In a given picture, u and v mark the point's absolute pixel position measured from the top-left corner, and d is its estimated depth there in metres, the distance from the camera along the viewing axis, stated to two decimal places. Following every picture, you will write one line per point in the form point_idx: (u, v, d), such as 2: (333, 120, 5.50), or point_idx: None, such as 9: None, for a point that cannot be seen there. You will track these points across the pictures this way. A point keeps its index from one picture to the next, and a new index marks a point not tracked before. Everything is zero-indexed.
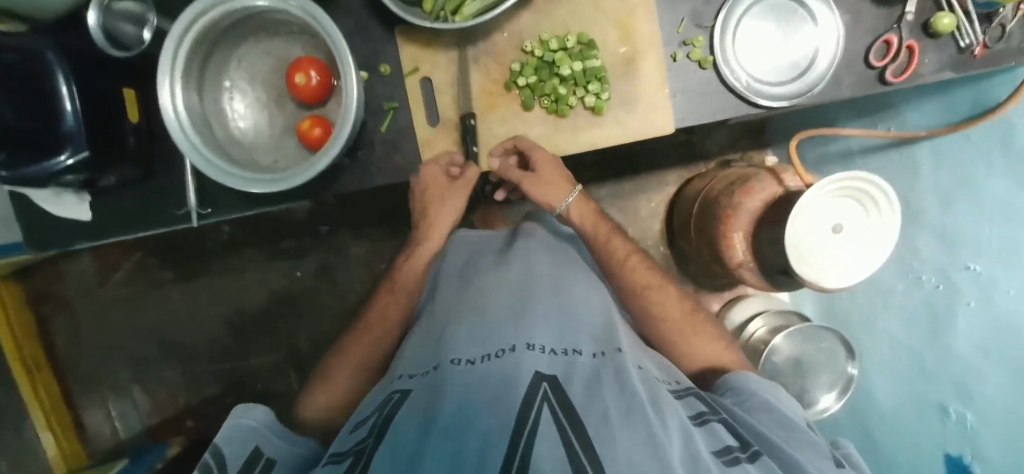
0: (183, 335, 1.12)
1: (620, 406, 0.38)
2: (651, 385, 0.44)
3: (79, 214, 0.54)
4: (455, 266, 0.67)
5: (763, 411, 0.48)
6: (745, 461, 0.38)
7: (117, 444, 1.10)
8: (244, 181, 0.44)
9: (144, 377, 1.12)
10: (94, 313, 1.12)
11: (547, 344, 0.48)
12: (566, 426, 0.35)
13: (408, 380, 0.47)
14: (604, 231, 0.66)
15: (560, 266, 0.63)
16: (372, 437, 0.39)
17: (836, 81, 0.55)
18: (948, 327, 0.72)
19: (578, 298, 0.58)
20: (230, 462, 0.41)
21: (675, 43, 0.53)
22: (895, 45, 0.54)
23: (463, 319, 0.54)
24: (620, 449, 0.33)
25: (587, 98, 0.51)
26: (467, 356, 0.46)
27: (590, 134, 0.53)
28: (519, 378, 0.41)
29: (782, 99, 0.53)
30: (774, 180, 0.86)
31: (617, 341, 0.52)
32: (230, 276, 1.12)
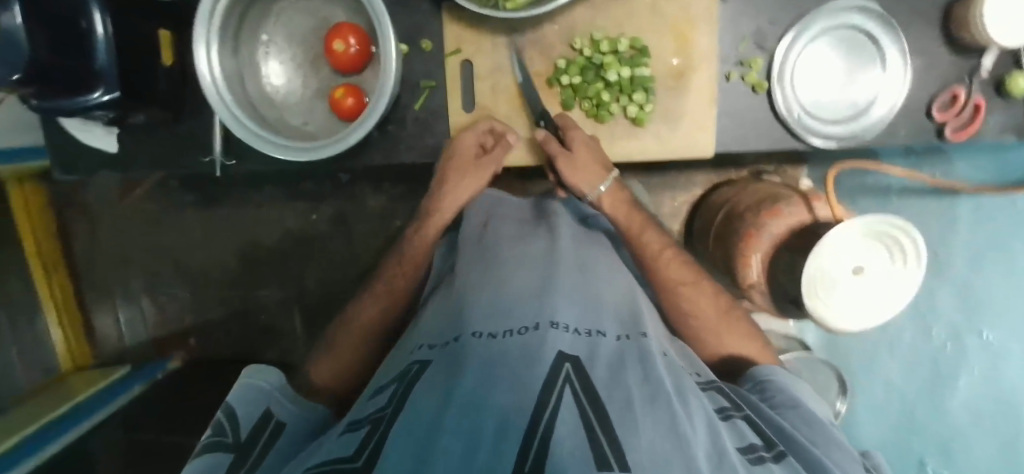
0: (195, 258, 1.15)
1: (646, 394, 0.31)
2: (676, 375, 0.37)
3: (105, 145, 0.55)
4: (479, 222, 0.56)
5: (785, 405, 0.43)
6: (769, 462, 0.32)
7: (122, 350, 1.16)
8: (268, 146, 0.45)
9: (155, 292, 1.16)
10: (111, 223, 1.13)
11: (571, 321, 0.38)
12: (587, 410, 0.27)
13: (427, 351, 0.38)
14: (637, 222, 0.55)
15: (585, 239, 0.54)
16: (392, 405, 0.31)
17: (892, 129, 0.53)
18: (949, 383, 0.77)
19: (600, 271, 0.49)
20: (245, 419, 0.40)
21: (731, 61, 0.50)
22: (961, 99, 0.51)
23: (477, 280, 0.45)
24: (646, 440, 0.26)
25: (629, 108, 0.49)
26: (486, 328, 0.36)
27: (626, 145, 0.51)
28: (539, 353, 0.32)
29: (831, 139, 0.50)
30: (804, 206, 0.80)
31: (642, 325, 0.43)
32: (247, 209, 1.12)
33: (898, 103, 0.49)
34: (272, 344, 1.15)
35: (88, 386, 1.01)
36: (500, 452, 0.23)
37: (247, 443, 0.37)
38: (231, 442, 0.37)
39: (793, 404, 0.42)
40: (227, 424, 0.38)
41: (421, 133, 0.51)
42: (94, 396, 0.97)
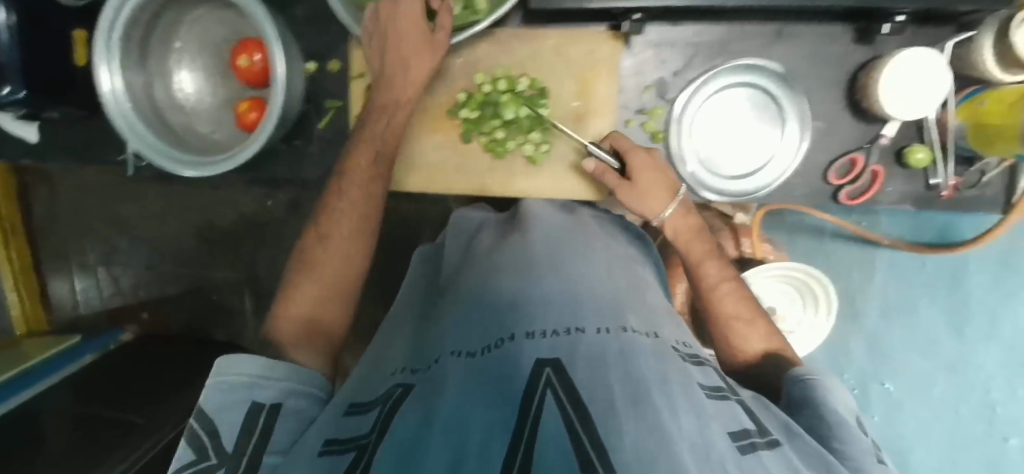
0: (152, 232, 1.17)
1: (627, 390, 0.29)
2: (664, 357, 0.35)
3: (25, 134, 0.57)
4: (458, 250, 0.58)
5: (796, 406, 0.43)
6: (761, 449, 0.31)
7: (78, 317, 1.20)
8: (162, 157, 0.46)
9: (111, 263, 1.18)
10: (71, 192, 1.15)
11: (548, 322, 0.36)
12: (571, 415, 0.26)
13: (411, 375, 0.40)
14: (700, 253, 0.53)
15: (579, 225, 0.51)
16: (376, 431, 0.32)
17: (788, 189, 0.54)
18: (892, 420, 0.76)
19: (587, 256, 0.46)
20: (228, 433, 0.35)
21: (632, 108, 0.53)
22: (859, 166, 0.53)
23: (467, 295, 0.44)
24: (629, 438, 0.25)
25: (526, 146, 0.52)
26: (468, 349, 0.37)
27: (526, 181, 0.55)
28: (515, 371, 0.31)
29: (724, 193, 0.52)
30: (732, 240, 0.77)
31: (627, 310, 0.39)
32: (204, 189, 1.13)
33: (790, 166, 0.51)
34: (224, 321, 1.18)
35: (42, 351, 1.04)
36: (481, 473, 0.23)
37: (236, 456, 0.34)
38: (217, 464, 0.33)
39: (811, 405, 0.41)
40: (210, 445, 0.34)
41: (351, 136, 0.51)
42: (46, 361, 1.00)
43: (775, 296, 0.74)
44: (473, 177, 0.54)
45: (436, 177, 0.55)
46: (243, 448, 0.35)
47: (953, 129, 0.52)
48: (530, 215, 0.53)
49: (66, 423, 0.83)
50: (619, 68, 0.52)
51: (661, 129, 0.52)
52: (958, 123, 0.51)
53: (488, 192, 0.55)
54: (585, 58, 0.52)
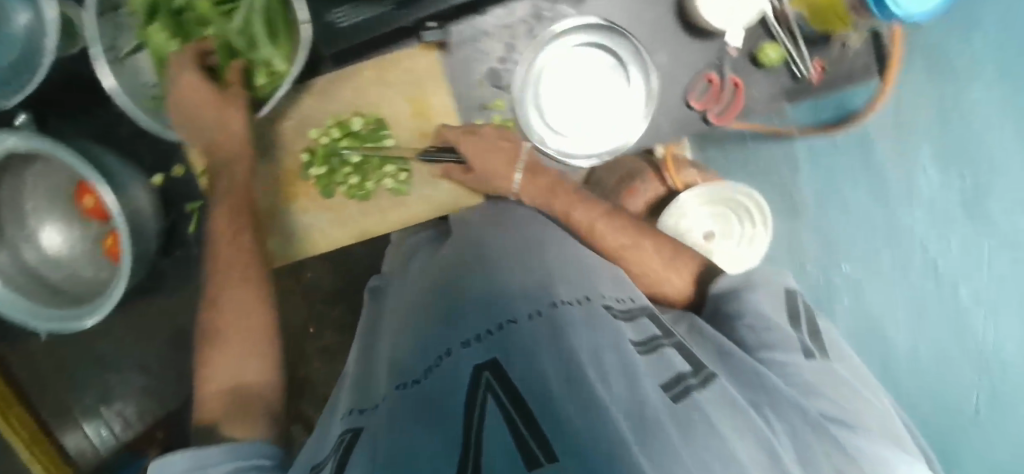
0: (136, 358, 1.19)
1: (560, 373, 0.35)
2: (593, 327, 0.41)
3: None
4: (399, 268, 0.68)
5: (737, 318, 0.49)
6: (693, 383, 0.37)
7: (101, 460, 1.23)
8: None
9: (110, 399, 1.21)
10: (44, 350, 1.16)
11: (479, 330, 0.43)
12: (510, 411, 0.32)
13: (360, 417, 0.43)
14: (563, 204, 0.63)
15: (488, 232, 0.59)
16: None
17: (656, 125, 0.68)
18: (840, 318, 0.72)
19: (511, 257, 0.54)
20: None
21: (478, 108, 0.67)
22: (717, 83, 0.66)
23: (410, 329, 0.50)
24: (569, 421, 0.30)
25: (386, 180, 0.63)
26: (414, 377, 0.42)
27: (397, 211, 0.66)
28: (460, 383, 0.37)
29: (583, 153, 0.67)
30: (658, 179, 0.81)
31: (551, 287, 0.47)
32: (163, 301, 1.14)
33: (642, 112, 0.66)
34: None
35: None
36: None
37: None
38: None
39: (745, 313, 0.49)
40: None
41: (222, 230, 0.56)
42: None
43: (707, 221, 0.74)
44: (374, 212, 0.65)
45: (330, 230, 0.65)
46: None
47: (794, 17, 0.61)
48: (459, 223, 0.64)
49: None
50: (445, 83, 0.64)
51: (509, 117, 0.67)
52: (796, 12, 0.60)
53: (367, 232, 0.66)
54: (412, 82, 0.63)
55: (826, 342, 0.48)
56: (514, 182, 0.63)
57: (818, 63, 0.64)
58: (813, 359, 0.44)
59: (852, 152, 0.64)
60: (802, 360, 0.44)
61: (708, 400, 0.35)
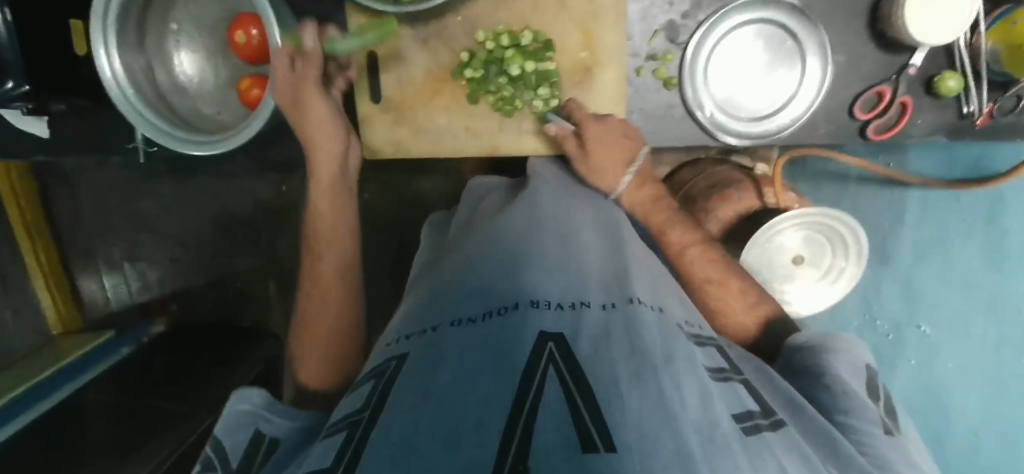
0: (173, 225, 1.20)
1: (630, 367, 0.31)
2: (668, 333, 0.37)
3: (40, 131, 0.57)
4: (461, 220, 0.66)
5: (815, 377, 0.47)
6: (766, 429, 0.34)
7: (109, 313, 1.24)
8: (172, 137, 0.48)
9: (136, 258, 1.22)
10: (92, 191, 1.18)
11: (552, 296, 0.38)
12: (573, 391, 0.28)
13: (405, 341, 0.39)
14: (659, 221, 0.58)
15: (569, 203, 0.54)
16: (369, 407, 0.33)
17: (812, 126, 0.58)
18: (888, 375, 0.77)
19: (590, 237, 0.49)
20: (233, 453, 0.44)
21: (643, 55, 0.58)
22: (886, 98, 0.56)
23: (461, 265, 0.45)
24: (630, 413, 0.27)
25: (537, 101, 0.59)
26: (466, 315, 0.38)
27: (534, 137, 0.63)
28: (520, 340, 0.33)
29: (748, 136, 0.57)
30: (754, 191, 0.79)
31: (630, 287, 0.41)
32: (220, 179, 1.15)
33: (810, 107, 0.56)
34: (250, 308, 1.22)
35: (76, 349, 1.11)
36: (484, 444, 0.24)
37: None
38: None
39: (825, 373, 0.46)
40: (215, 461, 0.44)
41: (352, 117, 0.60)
42: (75, 362, 1.06)
43: (805, 247, 0.71)
44: (481, 139, 0.64)
45: (444, 141, 0.64)
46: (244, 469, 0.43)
47: (986, 52, 0.51)
48: (533, 178, 0.58)
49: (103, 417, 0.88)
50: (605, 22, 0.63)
51: (673, 75, 0.58)
52: (990, 45, 0.51)
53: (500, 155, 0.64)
54: (585, 11, 0.58)
55: (896, 415, 0.46)
56: (621, 183, 0.56)
57: (990, 108, 0.54)
58: (888, 434, 0.41)
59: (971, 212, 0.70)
60: (880, 433, 0.41)
61: (780, 449, 0.32)
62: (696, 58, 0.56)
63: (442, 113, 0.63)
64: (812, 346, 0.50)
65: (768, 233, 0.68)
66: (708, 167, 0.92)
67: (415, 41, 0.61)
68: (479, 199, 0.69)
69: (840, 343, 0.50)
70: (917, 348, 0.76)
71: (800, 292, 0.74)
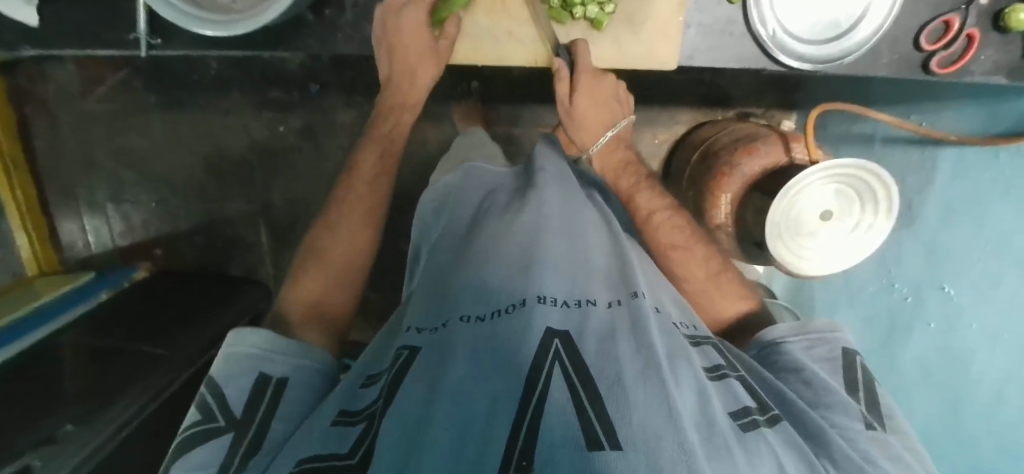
0: (160, 165, 1.13)
1: (637, 364, 0.34)
2: (666, 334, 0.40)
3: (23, 18, 0.52)
4: (470, 207, 0.61)
5: (792, 370, 0.46)
6: (763, 426, 0.35)
7: (90, 255, 1.17)
8: (180, 16, 0.44)
9: (121, 199, 1.15)
10: (74, 124, 1.10)
11: (560, 295, 0.42)
12: (579, 390, 0.32)
13: (415, 336, 0.44)
14: (626, 185, 0.59)
15: (571, 206, 0.53)
16: (383, 399, 0.39)
17: (874, 55, 0.50)
18: (903, 335, 0.76)
19: (592, 238, 0.51)
20: (237, 401, 0.42)
21: None
22: (955, 29, 0.48)
23: (478, 256, 0.48)
24: (635, 415, 0.30)
25: (590, 9, 0.50)
26: (477, 314, 0.41)
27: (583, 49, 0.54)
28: (527, 337, 0.37)
29: (807, 62, 0.49)
30: (781, 145, 0.76)
31: (635, 282, 0.45)
32: (212, 116, 1.08)
33: (882, 26, 0.48)
34: (240, 256, 1.16)
35: (50, 292, 1.00)
36: (492, 442, 0.29)
37: (241, 420, 0.41)
38: (222, 424, 0.40)
39: (802, 370, 0.45)
40: (216, 409, 0.41)
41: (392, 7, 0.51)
42: (50, 305, 0.95)
43: (829, 198, 0.69)
44: (498, 52, 0.54)
45: (482, 49, 0.55)
46: (252, 413, 0.42)
47: None
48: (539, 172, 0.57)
49: (86, 363, 0.80)
50: None
51: None
52: None
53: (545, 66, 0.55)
54: None
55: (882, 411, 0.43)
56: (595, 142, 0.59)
57: None
58: (874, 431, 0.40)
59: (993, 174, 0.61)
60: (861, 430, 0.39)
61: (776, 443, 0.34)
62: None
63: (485, 15, 0.53)
64: (793, 340, 0.49)
65: (791, 192, 0.66)
66: (735, 123, 0.91)
67: None
68: (493, 182, 0.64)
69: (819, 335, 0.49)
70: (936, 311, 0.70)
71: (820, 244, 0.71)
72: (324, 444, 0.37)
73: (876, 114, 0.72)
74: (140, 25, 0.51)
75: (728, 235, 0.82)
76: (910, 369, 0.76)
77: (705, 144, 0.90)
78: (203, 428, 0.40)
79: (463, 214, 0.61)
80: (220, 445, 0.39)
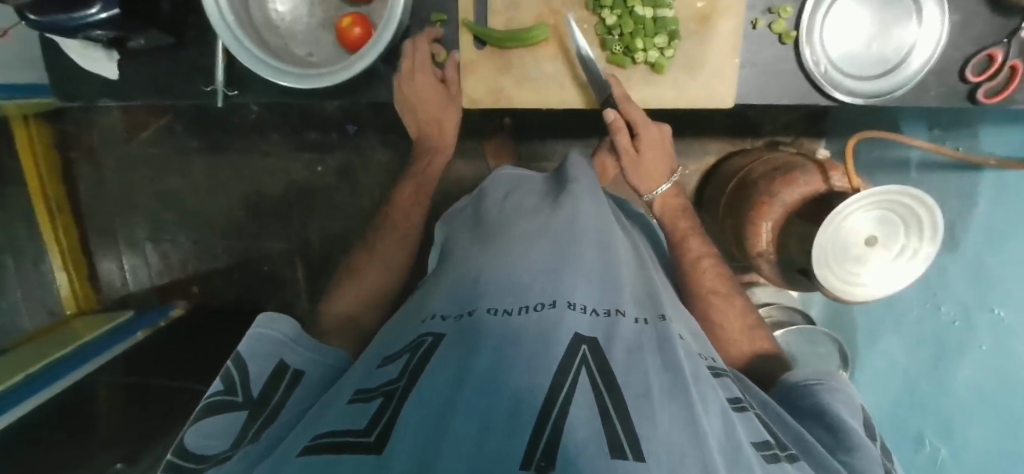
0: (199, 205, 1.15)
1: (662, 383, 0.32)
2: (693, 360, 0.37)
3: (107, 72, 0.55)
4: (496, 203, 0.59)
5: (814, 415, 0.43)
6: (784, 461, 0.32)
7: (127, 294, 1.19)
8: (262, 67, 0.47)
9: (160, 238, 1.17)
10: (118, 167, 1.14)
11: (589, 303, 0.38)
12: (604, 395, 0.29)
13: (440, 322, 0.39)
14: (683, 229, 0.59)
15: (604, 214, 0.52)
16: (405, 378, 0.33)
17: (923, 87, 0.53)
18: (952, 363, 0.70)
19: (620, 248, 0.48)
20: (256, 379, 0.42)
21: (758, 9, 0.52)
22: (998, 62, 0.51)
23: (503, 257, 0.44)
24: (661, 427, 0.27)
25: (651, 53, 0.53)
26: (505, 307, 0.37)
27: (644, 90, 0.55)
28: (556, 335, 0.33)
29: (859, 96, 0.51)
30: (820, 175, 0.76)
31: (661, 305, 0.43)
32: (252, 157, 1.12)
33: (933, 57, 0.50)
34: (276, 294, 1.17)
35: (93, 329, 1.02)
36: (515, 433, 0.25)
37: (259, 399, 0.41)
38: (240, 401, 0.40)
39: (825, 412, 0.42)
40: (237, 384, 0.41)
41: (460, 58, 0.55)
42: (93, 341, 0.97)
43: (875, 226, 0.68)
44: (555, 99, 0.57)
45: (544, 92, 0.56)
46: (269, 394, 0.41)
47: None
48: (573, 181, 0.56)
49: (122, 401, 0.81)
50: None
51: (790, 29, 0.51)
52: None
53: None
54: None
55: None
56: (657, 188, 0.58)
57: None
58: None
59: None
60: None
61: None
62: (819, 5, 0.49)
63: (547, 60, 0.56)
64: (817, 384, 0.45)
65: (836, 219, 0.65)
66: (768, 152, 0.93)
67: None
68: (512, 187, 0.61)
69: (839, 383, 0.46)
70: (988, 334, 0.64)
71: (873, 272, 0.69)
72: (345, 421, 0.30)
73: (914, 140, 0.72)
74: (219, 77, 0.54)
75: (769, 262, 0.82)
76: (959, 396, 0.69)
77: (739, 174, 0.92)
78: (219, 399, 0.41)
79: (488, 213, 0.57)
80: (236, 422, 0.39)
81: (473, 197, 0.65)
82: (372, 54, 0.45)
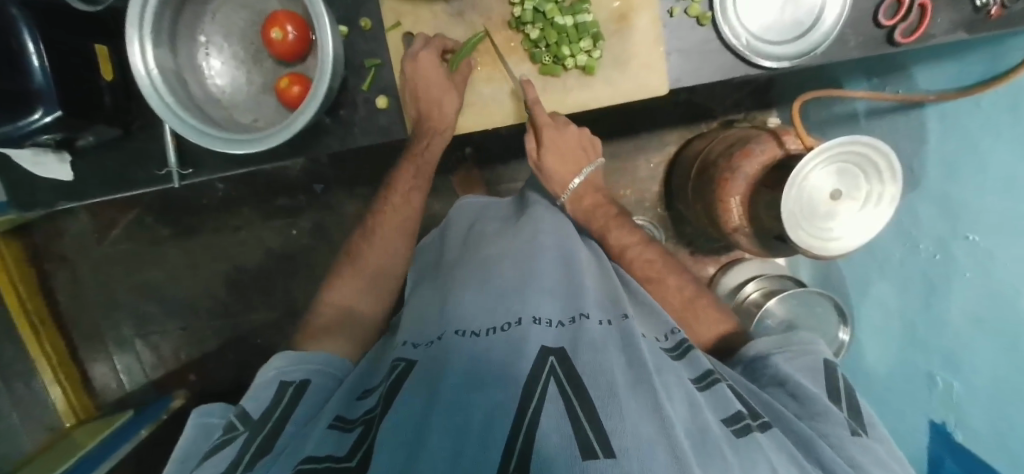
0: (181, 290, 1.15)
1: (627, 378, 0.32)
2: (657, 354, 0.38)
3: (62, 175, 0.56)
4: (462, 231, 0.60)
5: (776, 384, 0.42)
6: (756, 430, 0.32)
7: (124, 394, 1.16)
8: (206, 138, 0.48)
9: (147, 332, 1.16)
10: (95, 269, 1.13)
11: (553, 317, 0.39)
12: (571, 399, 0.29)
13: (411, 349, 0.40)
14: (600, 222, 0.60)
15: (563, 230, 0.54)
16: (380, 404, 0.35)
17: (842, 40, 0.55)
18: (943, 296, 0.69)
19: (582, 258, 0.50)
20: (257, 408, 0.40)
21: None
22: (906, 3, 0.53)
23: (469, 284, 0.45)
24: (628, 419, 0.27)
25: (579, 57, 0.55)
26: (474, 329, 0.38)
27: (580, 94, 0.57)
28: (523, 353, 0.34)
29: (783, 59, 0.53)
30: (774, 141, 0.79)
31: (624, 305, 0.43)
32: (226, 233, 1.12)
33: (844, 9, 0.51)
34: None
35: (94, 436, 0.99)
36: (487, 446, 0.26)
37: (261, 420, 0.39)
38: (245, 429, 0.38)
39: (787, 380, 0.41)
40: (237, 421, 0.39)
41: (403, 92, 0.57)
42: (97, 448, 0.94)
43: (836, 180, 0.69)
44: (500, 117, 0.59)
45: (488, 112, 0.59)
46: (270, 413, 0.39)
47: None
48: (534, 206, 0.59)
49: None
50: None
51: (705, 11, 0.54)
52: None
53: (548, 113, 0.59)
54: None
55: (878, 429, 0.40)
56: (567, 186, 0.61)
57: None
58: (859, 437, 0.36)
59: (981, 118, 0.61)
60: (846, 435, 0.36)
61: (770, 447, 0.31)
62: None
63: (485, 84, 0.58)
64: (775, 353, 0.45)
65: (797, 180, 0.66)
66: (723, 131, 0.95)
67: (435, 16, 0.57)
68: (476, 217, 0.62)
69: (802, 345, 0.45)
70: (968, 259, 0.64)
71: (845, 224, 0.70)
72: (328, 447, 0.32)
73: (853, 92, 0.75)
74: (171, 158, 0.55)
75: (746, 235, 0.82)
76: (952, 324, 0.68)
77: (700, 157, 0.94)
78: (222, 439, 0.38)
79: (451, 244, 0.59)
80: (235, 447, 0.36)
81: (440, 229, 0.66)
82: (312, 112, 0.46)
